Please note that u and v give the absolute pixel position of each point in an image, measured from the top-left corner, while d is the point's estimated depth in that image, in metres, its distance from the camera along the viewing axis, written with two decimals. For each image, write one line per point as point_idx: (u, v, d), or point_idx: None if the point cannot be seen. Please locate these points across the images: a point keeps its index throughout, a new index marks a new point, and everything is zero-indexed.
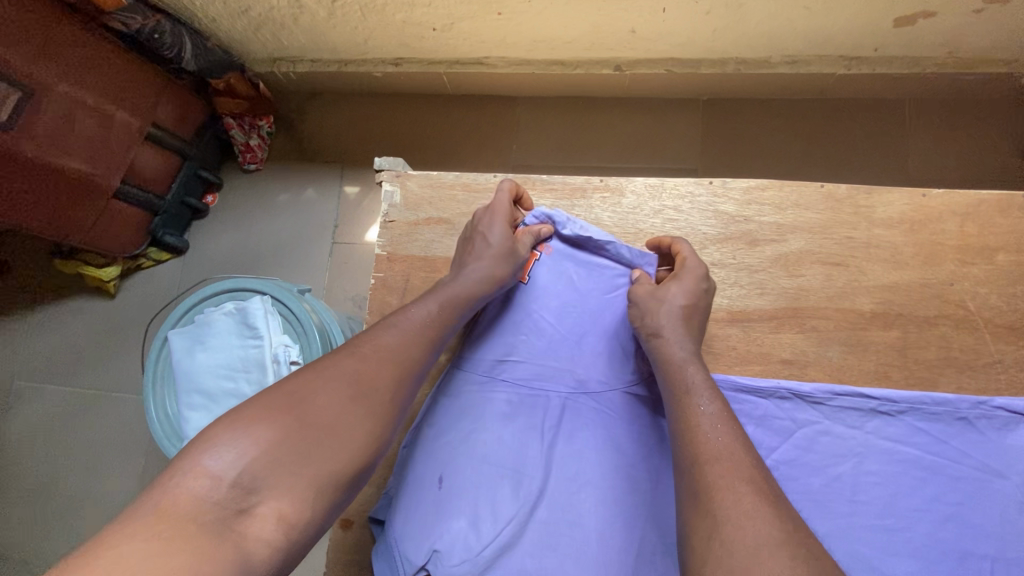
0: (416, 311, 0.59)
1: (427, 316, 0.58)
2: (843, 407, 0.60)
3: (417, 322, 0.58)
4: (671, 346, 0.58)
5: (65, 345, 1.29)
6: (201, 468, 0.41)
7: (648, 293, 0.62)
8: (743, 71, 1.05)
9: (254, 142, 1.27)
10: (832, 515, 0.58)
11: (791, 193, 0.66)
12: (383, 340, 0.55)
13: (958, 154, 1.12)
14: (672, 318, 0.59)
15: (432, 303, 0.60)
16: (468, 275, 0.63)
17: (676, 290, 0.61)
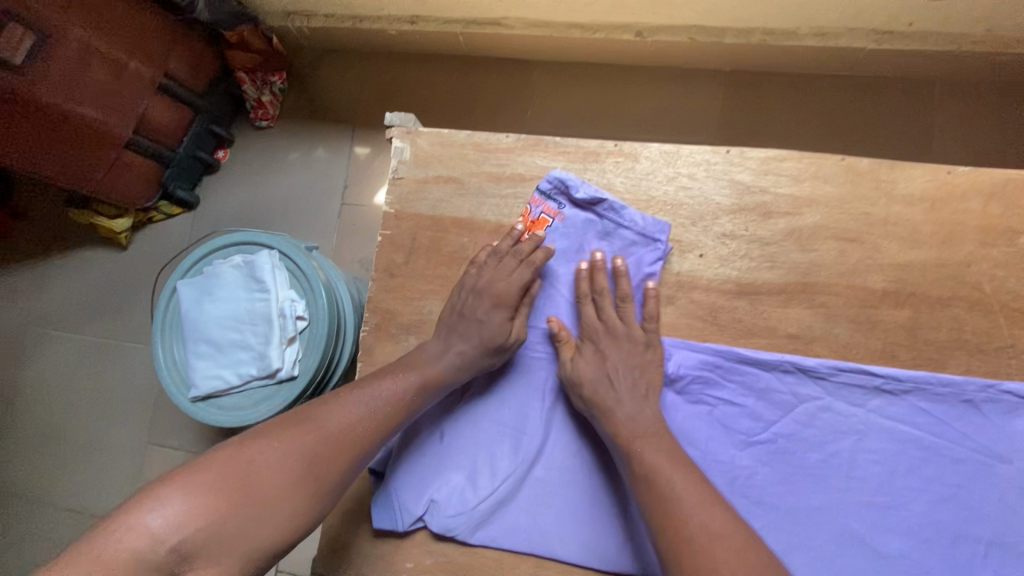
0: (382, 387, 0.60)
1: (393, 394, 0.60)
2: (846, 383, 0.60)
3: (381, 401, 0.59)
4: (614, 416, 0.59)
5: (78, 293, 1.31)
6: (143, 527, 0.46)
7: (568, 365, 0.63)
8: (769, 42, 1.01)
9: (265, 99, 1.25)
10: (827, 490, 0.59)
11: (810, 165, 0.64)
12: (343, 415, 0.57)
13: (988, 137, 1.08)
14: (600, 388, 0.60)
15: (404, 379, 0.61)
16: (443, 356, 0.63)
17: (593, 359, 0.62)
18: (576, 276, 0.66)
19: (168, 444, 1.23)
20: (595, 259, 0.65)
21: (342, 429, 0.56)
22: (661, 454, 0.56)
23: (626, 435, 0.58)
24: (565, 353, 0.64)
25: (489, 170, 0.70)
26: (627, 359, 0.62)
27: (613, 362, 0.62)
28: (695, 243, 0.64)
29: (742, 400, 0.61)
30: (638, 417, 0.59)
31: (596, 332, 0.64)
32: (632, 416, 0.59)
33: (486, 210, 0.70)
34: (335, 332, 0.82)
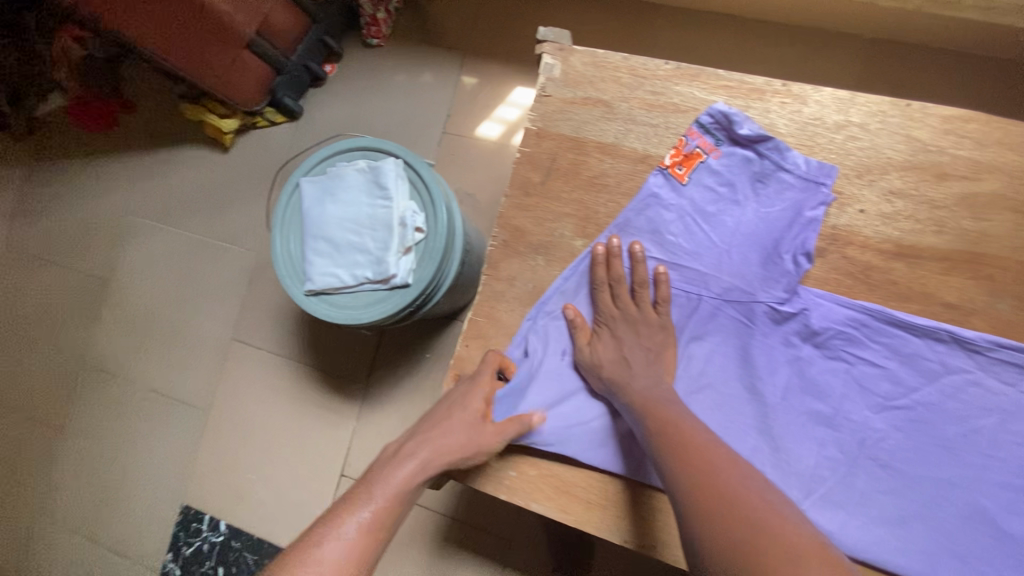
0: (349, 522, 0.53)
1: (359, 531, 0.53)
2: (1002, 360, 0.57)
3: (349, 541, 0.52)
4: (628, 389, 0.59)
5: (177, 189, 1.35)
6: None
7: (588, 352, 0.64)
8: (930, 10, 0.93)
9: (380, 16, 1.23)
10: (960, 464, 0.58)
11: (998, 130, 0.60)
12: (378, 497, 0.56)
13: None
14: (618, 368, 0.61)
15: (369, 503, 0.55)
16: (412, 468, 0.58)
17: (609, 343, 0.63)
18: (593, 259, 0.65)
19: (252, 343, 1.28)
20: (611, 244, 0.65)
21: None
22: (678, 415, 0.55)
23: (642, 402, 0.57)
24: (581, 340, 0.65)
25: (642, 96, 0.68)
26: (638, 340, 0.62)
27: (625, 341, 0.62)
28: (857, 196, 0.61)
29: (884, 364, 0.59)
30: (654, 386, 0.59)
31: (606, 319, 0.64)
32: (647, 386, 0.59)
33: (633, 137, 0.68)
34: (449, 248, 0.83)
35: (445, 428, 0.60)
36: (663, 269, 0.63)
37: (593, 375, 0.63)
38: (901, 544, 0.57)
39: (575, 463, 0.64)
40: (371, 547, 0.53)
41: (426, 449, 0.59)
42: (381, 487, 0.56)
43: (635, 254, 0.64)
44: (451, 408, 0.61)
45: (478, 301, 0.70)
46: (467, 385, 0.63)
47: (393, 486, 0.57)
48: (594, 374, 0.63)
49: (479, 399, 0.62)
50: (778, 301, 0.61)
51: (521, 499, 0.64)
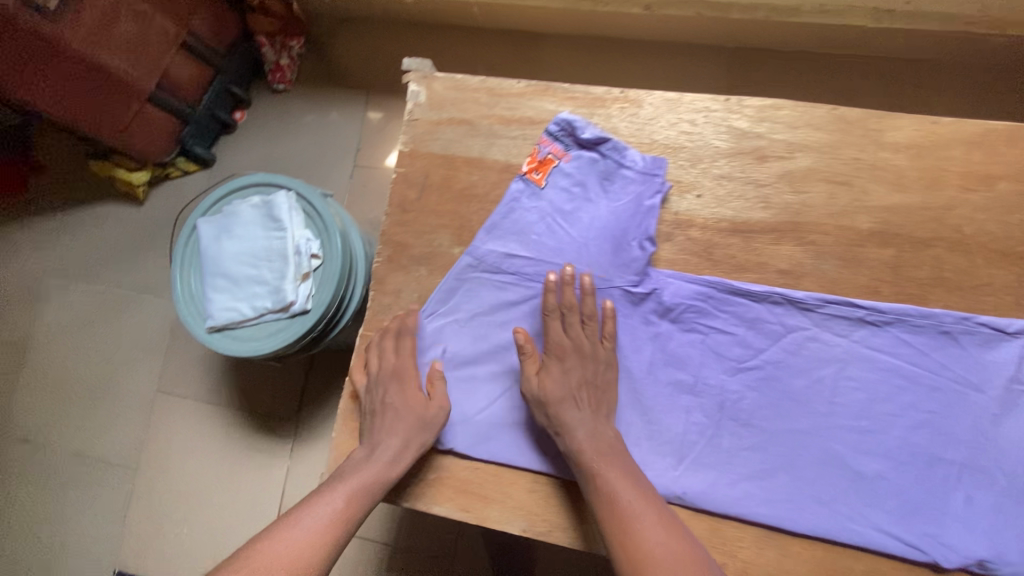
0: (330, 498, 0.59)
1: (332, 516, 0.58)
2: (832, 315, 0.63)
3: (321, 525, 0.57)
4: (578, 442, 0.59)
5: (94, 247, 1.35)
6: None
7: (536, 383, 0.63)
8: (773, 18, 1.07)
9: (284, 62, 1.30)
10: (811, 413, 0.62)
11: (804, 114, 0.68)
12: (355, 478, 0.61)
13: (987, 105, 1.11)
14: (566, 406, 0.61)
15: (343, 494, 0.60)
16: (383, 460, 0.63)
17: (558, 375, 0.63)
18: (546, 287, 0.65)
19: (179, 393, 1.26)
20: (566, 272, 0.65)
21: (287, 549, 0.55)
22: (619, 475, 0.57)
23: (587, 453, 0.58)
24: (529, 369, 0.64)
25: (500, 113, 0.74)
26: (584, 375, 0.63)
27: (568, 373, 0.63)
28: (694, 183, 0.68)
29: (733, 330, 0.64)
30: (597, 434, 0.60)
31: (554, 349, 0.64)
32: (592, 433, 0.60)
33: (496, 150, 0.73)
34: (347, 271, 0.85)
35: (407, 428, 0.64)
36: (611, 304, 0.65)
37: (540, 409, 0.63)
38: (766, 495, 0.61)
39: (471, 463, 0.67)
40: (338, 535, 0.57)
41: (394, 451, 0.63)
42: (359, 472, 0.62)
43: (585, 286, 0.65)
44: (399, 404, 0.65)
45: (368, 317, 0.73)
46: (399, 381, 0.66)
47: (367, 472, 0.62)
48: (542, 410, 0.62)
49: (414, 394, 0.65)
50: (632, 284, 0.66)
51: (422, 504, 0.66)
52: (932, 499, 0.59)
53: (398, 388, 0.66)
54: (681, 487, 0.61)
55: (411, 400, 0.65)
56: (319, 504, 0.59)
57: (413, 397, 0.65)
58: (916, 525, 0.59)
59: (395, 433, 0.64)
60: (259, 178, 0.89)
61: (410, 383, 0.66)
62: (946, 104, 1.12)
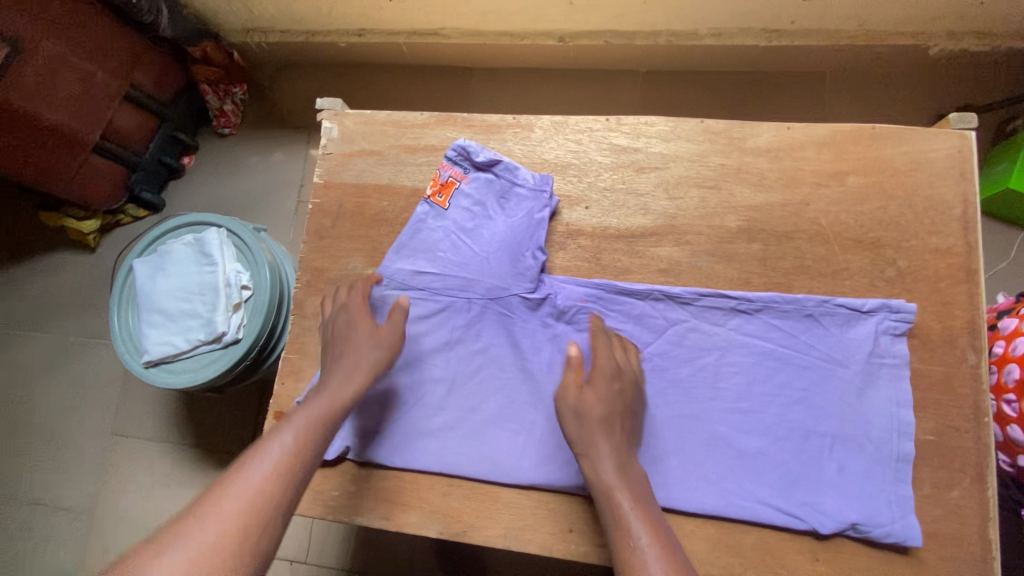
0: (284, 432, 0.57)
1: (284, 453, 0.55)
2: (708, 306, 0.68)
3: (274, 463, 0.54)
4: (609, 485, 0.57)
5: (48, 295, 1.37)
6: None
7: (575, 396, 0.62)
8: (676, 42, 1.17)
9: (227, 108, 1.37)
10: (696, 399, 0.67)
11: (674, 127, 0.75)
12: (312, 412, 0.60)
13: (876, 109, 1.21)
14: (603, 429, 0.60)
15: (297, 427, 0.58)
16: (339, 386, 0.63)
17: (601, 393, 0.62)
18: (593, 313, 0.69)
19: (133, 433, 1.28)
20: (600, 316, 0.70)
21: (225, 516, 0.49)
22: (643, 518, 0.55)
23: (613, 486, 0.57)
24: (571, 381, 0.62)
25: (406, 143, 0.80)
26: (626, 404, 0.62)
27: (612, 396, 0.62)
28: (581, 197, 0.75)
29: (621, 326, 0.70)
30: (626, 468, 0.59)
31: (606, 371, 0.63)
32: (621, 467, 0.58)
33: (404, 177, 0.79)
34: (278, 299, 0.90)
35: (358, 355, 0.66)
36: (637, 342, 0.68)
37: (573, 422, 0.61)
38: (662, 479, 0.65)
39: (389, 472, 0.71)
40: (293, 470, 0.54)
41: (345, 379, 0.64)
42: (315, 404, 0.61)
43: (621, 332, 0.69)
44: (350, 333, 0.68)
45: (290, 340, 0.77)
46: (348, 312, 0.69)
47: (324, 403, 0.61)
48: (578, 427, 0.61)
49: (363, 320, 0.68)
50: (528, 291, 0.72)
51: (346, 514, 0.70)
52: (808, 470, 0.64)
53: (346, 315, 0.69)
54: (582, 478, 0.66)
55: (360, 326, 0.68)
56: (274, 439, 0.56)
57: (361, 321, 0.68)
58: (796, 496, 0.64)
59: (348, 357, 0.66)
60: (191, 217, 0.94)
61: (358, 316, 0.69)
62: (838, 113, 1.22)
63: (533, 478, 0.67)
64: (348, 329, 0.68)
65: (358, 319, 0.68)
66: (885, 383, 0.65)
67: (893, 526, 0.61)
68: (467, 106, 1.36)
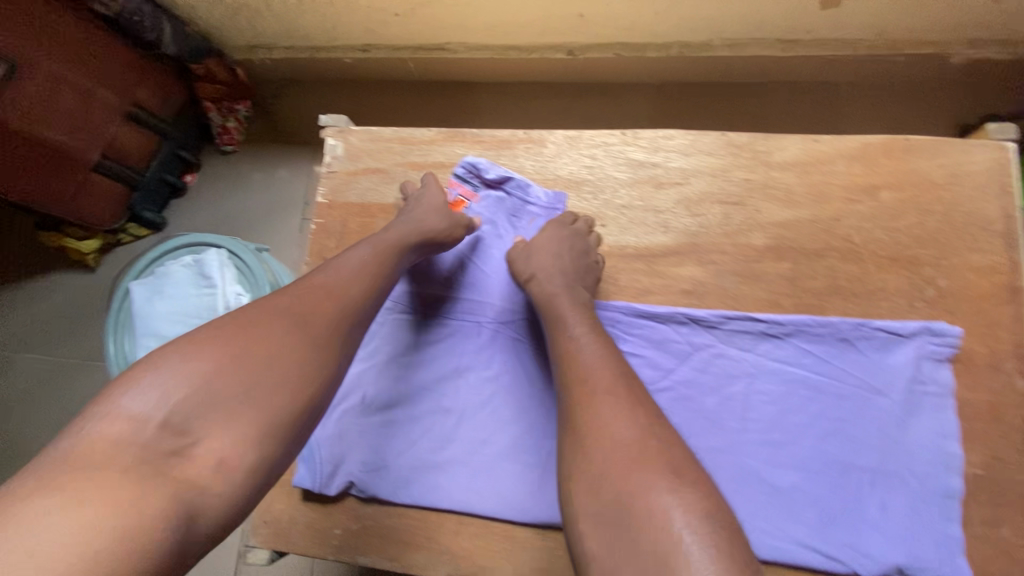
0: (358, 252, 0.60)
1: (360, 263, 0.59)
2: (735, 330, 0.64)
3: (345, 271, 0.57)
4: (555, 299, 0.62)
5: (47, 316, 1.34)
6: (118, 410, 0.42)
7: (522, 248, 0.69)
8: (687, 54, 1.15)
9: (230, 125, 1.36)
10: (724, 431, 0.62)
11: (694, 141, 0.71)
12: (384, 242, 0.62)
13: (893, 121, 1.18)
14: (546, 254, 0.65)
15: (367, 248, 0.61)
16: (403, 231, 0.64)
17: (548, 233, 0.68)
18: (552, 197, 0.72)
19: None
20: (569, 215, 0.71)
21: (284, 340, 0.49)
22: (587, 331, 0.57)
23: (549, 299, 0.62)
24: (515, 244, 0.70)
25: (413, 160, 0.77)
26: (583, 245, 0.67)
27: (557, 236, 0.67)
28: (597, 214, 0.71)
29: (642, 352, 0.65)
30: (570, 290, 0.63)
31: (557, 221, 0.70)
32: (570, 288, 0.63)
33: None
34: None
35: (424, 214, 0.67)
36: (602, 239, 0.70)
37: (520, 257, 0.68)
38: None
39: (395, 508, 0.66)
40: (361, 285, 0.57)
41: (412, 228, 0.65)
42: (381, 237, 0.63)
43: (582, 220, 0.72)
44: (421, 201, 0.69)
45: None
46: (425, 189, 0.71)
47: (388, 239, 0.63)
48: (525, 257, 0.67)
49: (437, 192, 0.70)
50: None
51: (350, 553, 0.65)
52: (848, 507, 0.59)
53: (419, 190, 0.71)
54: None
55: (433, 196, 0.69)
56: (353, 254, 0.60)
57: (435, 191, 0.70)
58: (835, 536, 0.59)
59: (415, 213, 0.67)
60: (191, 238, 0.91)
61: (435, 191, 0.70)
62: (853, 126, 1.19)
63: (549, 516, 0.62)
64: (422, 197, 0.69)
65: (432, 190, 0.70)
66: (929, 413, 0.60)
67: (942, 569, 0.57)
68: (474, 122, 1.34)
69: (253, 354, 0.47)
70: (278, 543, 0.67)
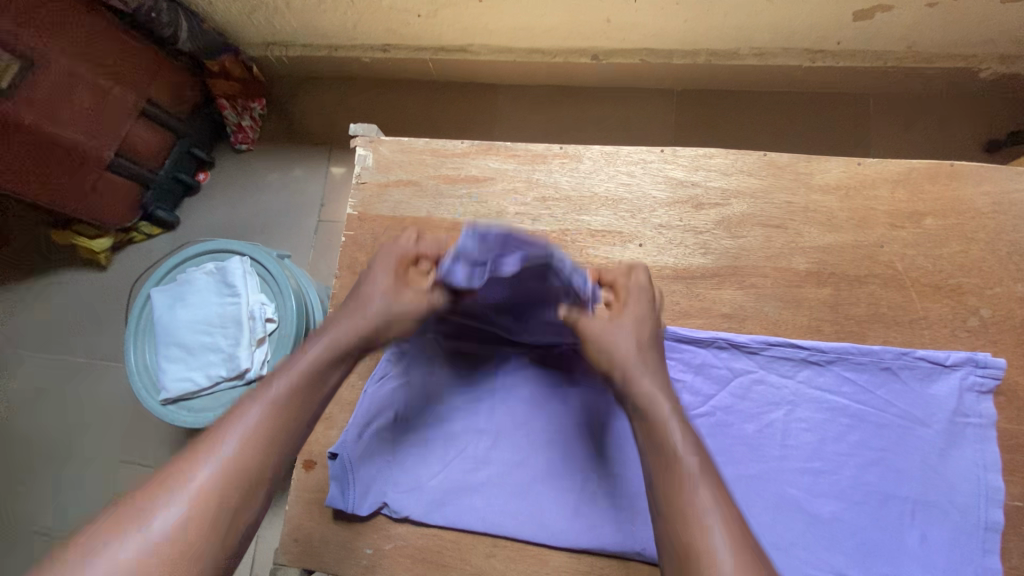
0: (301, 355, 0.56)
1: (304, 366, 0.55)
2: (776, 356, 0.63)
3: (285, 381, 0.53)
4: (659, 405, 0.52)
5: (59, 313, 1.33)
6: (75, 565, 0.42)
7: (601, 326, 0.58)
8: (715, 62, 1.13)
9: (246, 123, 1.33)
10: (763, 458, 0.62)
11: (735, 161, 0.70)
12: (327, 343, 0.57)
13: (921, 134, 1.17)
14: (635, 355, 0.56)
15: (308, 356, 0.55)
16: (343, 328, 0.58)
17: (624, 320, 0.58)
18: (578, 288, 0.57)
19: (142, 462, 1.23)
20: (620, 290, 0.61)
21: (223, 470, 0.48)
22: (689, 442, 0.50)
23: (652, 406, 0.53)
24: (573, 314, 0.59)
25: (445, 173, 0.76)
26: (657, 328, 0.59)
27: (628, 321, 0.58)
28: (634, 233, 0.70)
29: (681, 376, 0.65)
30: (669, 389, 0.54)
31: (631, 293, 0.60)
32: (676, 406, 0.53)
33: (443, 209, 0.74)
34: (304, 332, 0.85)
35: (364, 308, 0.58)
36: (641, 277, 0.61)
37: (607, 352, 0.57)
38: None
39: (427, 529, 0.65)
40: (304, 394, 0.54)
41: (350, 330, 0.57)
42: (322, 335, 0.58)
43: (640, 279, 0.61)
44: (364, 288, 0.60)
45: None
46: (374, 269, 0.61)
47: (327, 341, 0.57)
48: (607, 357, 0.56)
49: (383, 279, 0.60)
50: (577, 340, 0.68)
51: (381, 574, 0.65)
52: (888, 538, 0.59)
53: (365, 273, 0.62)
54: (640, 542, 0.61)
55: (378, 284, 0.60)
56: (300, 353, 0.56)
57: (380, 275, 0.60)
58: (875, 566, 0.58)
59: (357, 308, 0.59)
60: (212, 244, 0.89)
61: (382, 275, 0.60)
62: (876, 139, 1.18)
63: (585, 540, 0.62)
64: (362, 286, 0.60)
65: (377, 274, 0.60)
66: (971, 445, 0.60)
67: None
68: (493, 126, 1.31)
69: (195, 488, 0.46)
70: (309, 562, 0.66)
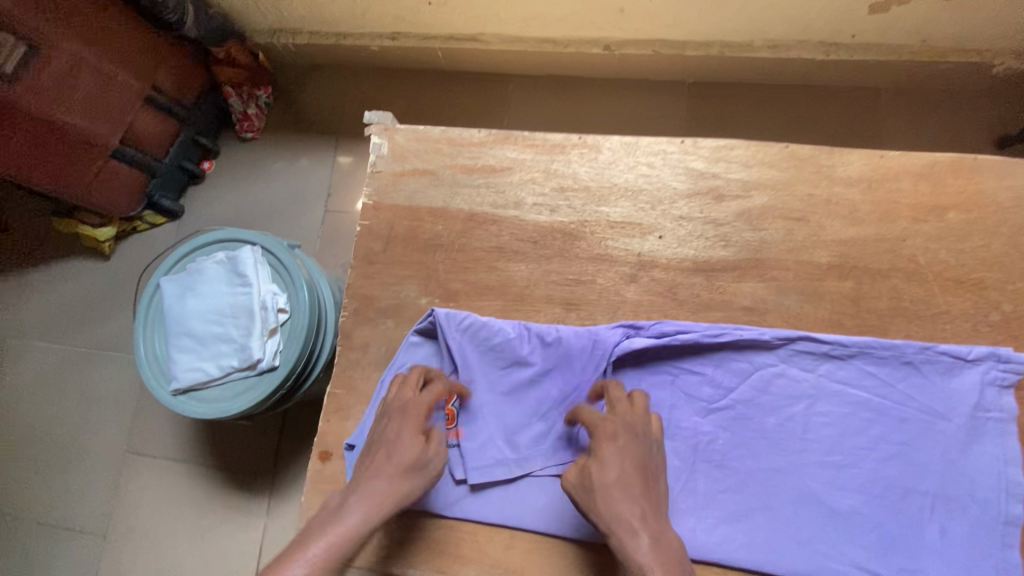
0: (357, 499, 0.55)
1: (358, 518, 0.54)
2: (798, 350, 0.63)
3: (342, 524, 0.53)
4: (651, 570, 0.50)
5: (63, 303, 1.31)
6: None
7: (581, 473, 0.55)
8: (728, 54, 1.11)
9: (252, 112, 1.31)
10: (783, 451, 0.62)
11: (757, 153, 0.69)
12: (378, 489, 0.55)
13: (934, 129, 1.16)
14: (621, 497, 0.53)
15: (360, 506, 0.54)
16: (386, 480, 0.56)
17: (611, 459, 0.55)
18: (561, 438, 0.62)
19: (148, 453, 1.22)
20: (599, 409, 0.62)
21: None
22: None
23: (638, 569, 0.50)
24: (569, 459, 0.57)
25: (462, 163, 0.75)
26: (637, 458, 0.55)
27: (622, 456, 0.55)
28: (654, 225, 0.69)
29: (702, 369, 0.64)
30: (662, 542, 0.52)
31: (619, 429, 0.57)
32: (656, 541, 0.51)
33: (460, 200, 0.74)
34: (316, 324, 0.84)
35: (394, 463, 0.57)
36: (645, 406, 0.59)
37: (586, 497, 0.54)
38: (746, 538, 0.59)
39: (444, 522, 0.65)
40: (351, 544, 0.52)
41: (389, 482, 0.56)
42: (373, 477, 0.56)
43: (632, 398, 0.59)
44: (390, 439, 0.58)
45: (336, 373, 0.71)
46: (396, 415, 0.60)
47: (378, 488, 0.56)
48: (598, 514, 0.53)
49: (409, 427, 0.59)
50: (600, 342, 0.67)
51: (398, 567, 0.64)
52: (908, 532, 0.59)
53: (383, 425, 0.60)
54: None
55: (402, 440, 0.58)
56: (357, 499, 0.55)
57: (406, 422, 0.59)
58: (895, 560, 0.58)
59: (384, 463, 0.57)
60: (222, 232, 0.88)
61: (405, 425, 0.59)
62: (889, 134, 1.17)
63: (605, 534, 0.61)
64: (383, 438, 0.58)
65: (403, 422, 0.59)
66: (991, 440, 0.60)
67: None
68: (502, 118, 1.29)
69: None
70: None
